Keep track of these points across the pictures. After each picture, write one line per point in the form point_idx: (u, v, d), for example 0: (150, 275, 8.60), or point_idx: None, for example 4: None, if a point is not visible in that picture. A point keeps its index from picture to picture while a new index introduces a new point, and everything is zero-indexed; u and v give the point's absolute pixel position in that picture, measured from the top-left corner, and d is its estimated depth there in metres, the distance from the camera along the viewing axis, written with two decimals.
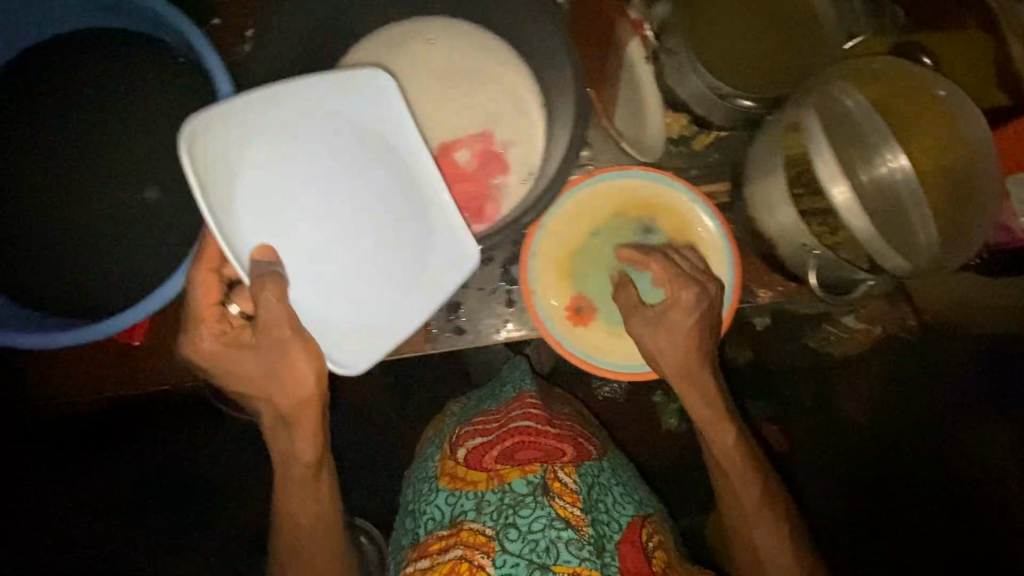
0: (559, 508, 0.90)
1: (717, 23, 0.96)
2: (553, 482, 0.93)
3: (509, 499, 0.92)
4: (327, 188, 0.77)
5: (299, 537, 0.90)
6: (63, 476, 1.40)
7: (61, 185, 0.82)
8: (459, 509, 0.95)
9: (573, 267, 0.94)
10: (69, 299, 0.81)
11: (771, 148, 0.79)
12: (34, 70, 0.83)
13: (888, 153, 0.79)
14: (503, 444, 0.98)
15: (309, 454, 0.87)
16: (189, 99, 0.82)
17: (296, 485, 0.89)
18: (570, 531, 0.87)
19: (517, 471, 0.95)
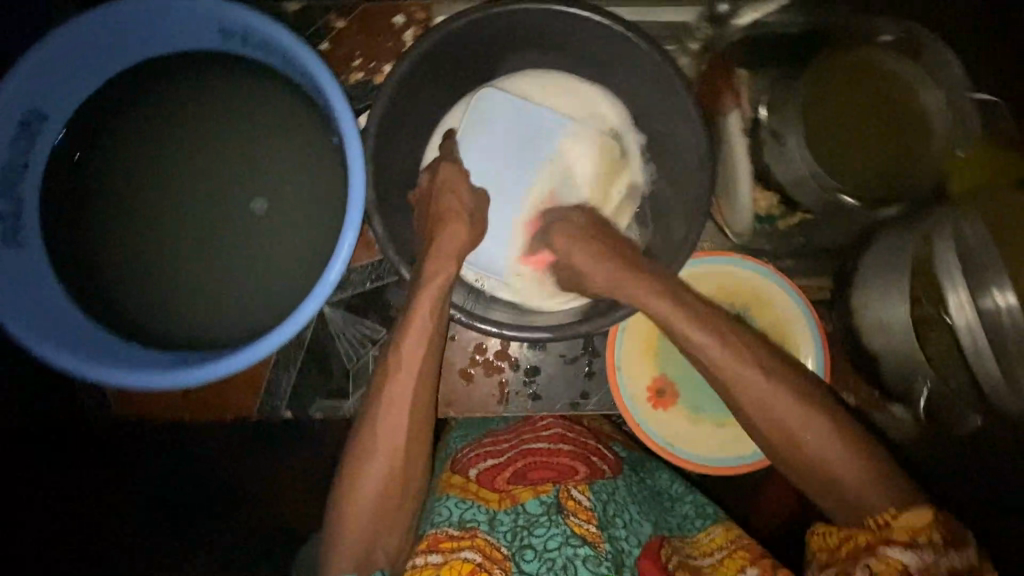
0: (578, 529, 0.71)
1: (834, 115, 0.95)
2: (567, 501, 0.74)
3: (522, 519, 0.72)
4: (530, 151, 0.92)
5: (361, 479, 0.73)
6: (55, 480, 0.86)
7: (171, 197, 0.83)
8: (462, 517, 0.73)
9: (661, 351, 0.92)
10: (156, 315, 0.82)
11: (898, 252, 0.80)
12: (152, 81, 0.82)
13: (999, 289, 0.68)
14: (515, 463, 0.82)
15: (426, 359, 0.77)
16: (310, 132, 0.83)
17: (398, 406, 0.75)
18: (587, 549, 0.69)
19: (531, 490, 0.76)
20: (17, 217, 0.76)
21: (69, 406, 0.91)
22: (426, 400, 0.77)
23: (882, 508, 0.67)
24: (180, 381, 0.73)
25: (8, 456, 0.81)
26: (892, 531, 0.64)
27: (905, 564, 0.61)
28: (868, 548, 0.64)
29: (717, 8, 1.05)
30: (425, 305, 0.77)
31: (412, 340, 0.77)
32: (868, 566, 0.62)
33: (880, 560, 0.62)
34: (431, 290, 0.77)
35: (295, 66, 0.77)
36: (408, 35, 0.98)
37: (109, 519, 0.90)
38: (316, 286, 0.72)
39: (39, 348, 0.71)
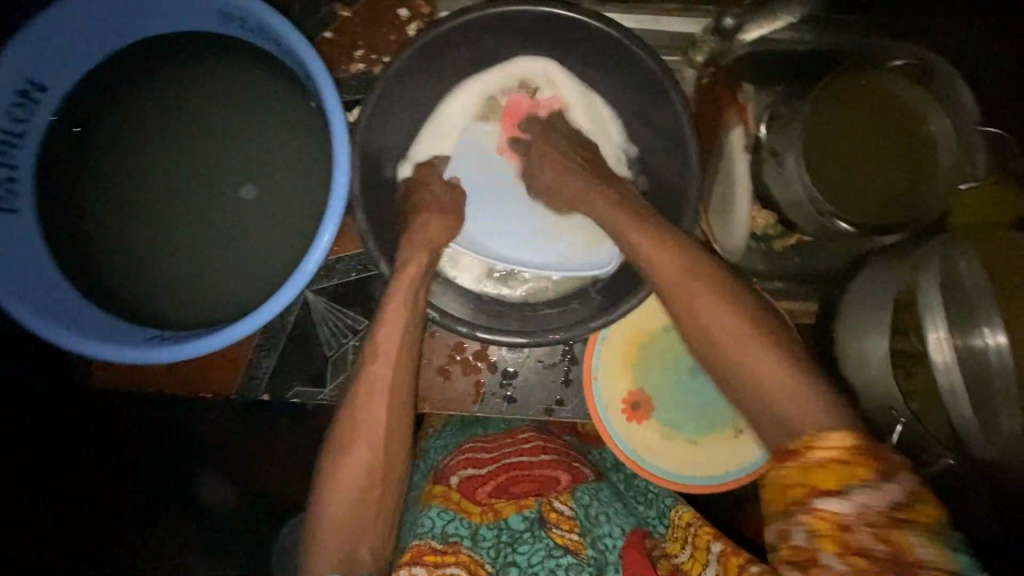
0: (559, 540, 0.77)
1: (836, 137, 0.93)
2: (549, 513, 0.80)
3: (506, 535, 0.77)
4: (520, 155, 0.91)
5: (343, 468, 0.74)
6: (55, 480, 1.00)
7: (164, 176, 0.84)
8: (446, 530, 0.76)
9: (642, 364, 0.92)
10: (140, 291, 0.84)
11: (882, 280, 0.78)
12: (152, 61, 0.83)
13: (986, 329, 0.69)
14: (495, 477, 0.82)
15: (403, 347, 0.77)
16: (303, 120, 0.83)
17: (374, 396, 0.76)
18: (570, 558, 0.75)
19: (514, 505, 0.80)
20: (11, 184, 0.78)
21: (69, 407, 0.98)
22: (404, 389, 0.78)
23: (803, 432, 0.61)
24: (157, 357, 0.74)
25: (9, 455, 0.94)
26: (817, 462, 0.59)
27: (841, 514, 0.57)
28: (799, 501, 0.59)
29: (722, 22, 0.97)
30: (401, 287, 0.76)
31: (385, 332, 0.76)
32: (804, 524, 0.58)
33: (815, 516, 0.57)
34: (408, 277, 0.77)
35: (291, 54, 0.78)
36: (412, 28, 0.97)
37: (109, 519, 1.05)
38: (295, 274, 0.72)
39: (26, 318, 0.72)
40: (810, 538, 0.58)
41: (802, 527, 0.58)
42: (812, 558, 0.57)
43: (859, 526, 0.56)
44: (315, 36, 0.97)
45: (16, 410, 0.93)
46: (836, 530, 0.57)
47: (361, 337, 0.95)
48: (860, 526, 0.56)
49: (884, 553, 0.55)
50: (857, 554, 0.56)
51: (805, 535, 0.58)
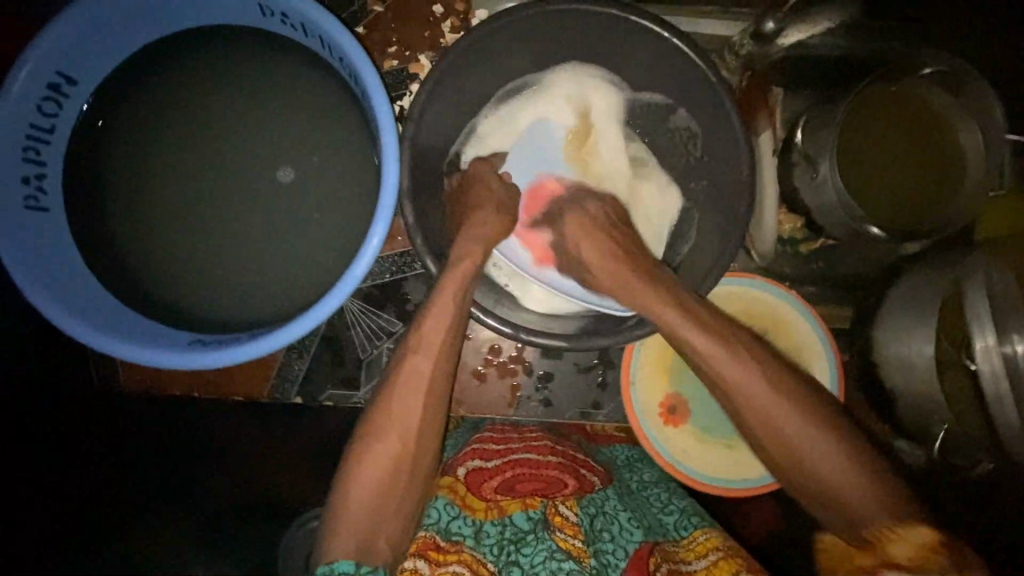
0: (563, 544, 0.78)
1: (866, 144, 0.94)
2: (554, 517, 0.80)
3: (510, 534, 0.79)
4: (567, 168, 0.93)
5: (370, 453, 0.73)
6: (55, 481, 0.90)
7: (197, 175, 0.82)
8: (450, 527, 0.78)
9: (676, 368, 0.92)
10: (172, 292, 0.81)
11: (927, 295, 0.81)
12: (185, 55, 0.80)
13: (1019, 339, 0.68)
14: (502, 472, 0.83)
15: (445, 342, 0.76)
16: (343, 120, 0.82)
17: (413, 388, 0.74)
18: (571, 563, 0.76)
19: (519, 503, 0.81)
20: (39, 181, 0.75)
21: (67, 407, 0.92)
22: (442, 384, 0.76)
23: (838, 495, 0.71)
24: (194, 364, 0.72)
25: (9, 457, 0.86)
26: (876, 535, 0.68)
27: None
28: (867, 568, 0.66)
29: (763, 25, 0.94)
30: (452, 282, 0.76)
31: (430, 323, 0.76)
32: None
33: None
34: (458, 275, 0.77)
35: (333, 52, 0.75)
36: (446, 26, 0.96)
37: (110, 519, 0.96)
38: (341, 281, 0.71)
39: (57, 318, 0.70)
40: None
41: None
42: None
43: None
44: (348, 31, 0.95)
45: (16, 410, 0.86)
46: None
47: (396, 339, 0.94)
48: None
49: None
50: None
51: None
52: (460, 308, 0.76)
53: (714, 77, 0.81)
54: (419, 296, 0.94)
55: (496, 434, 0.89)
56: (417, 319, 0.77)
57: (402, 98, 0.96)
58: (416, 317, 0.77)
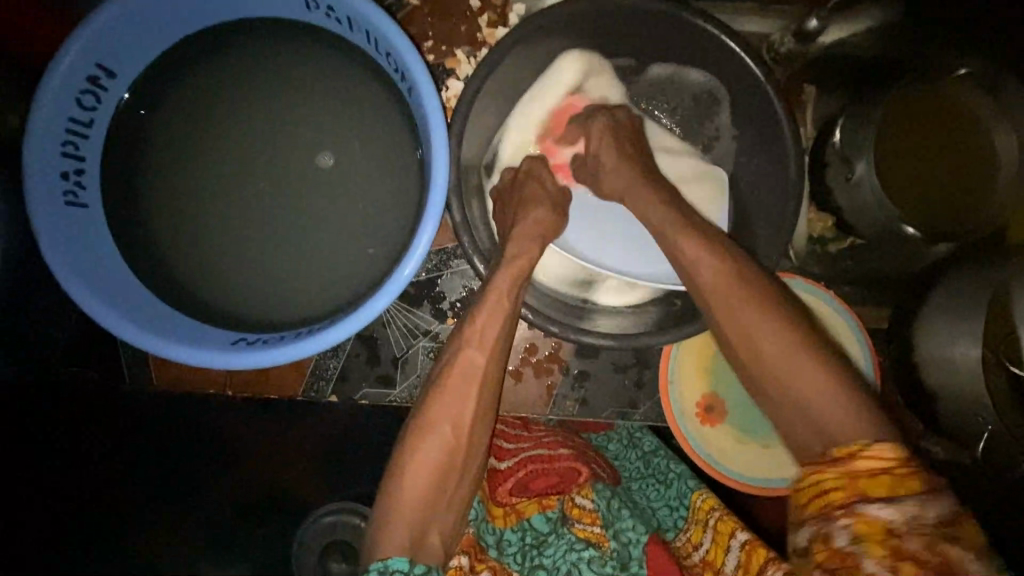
0: (582, 533, 0.81)
1: (905, 139, 0.92)
2: (572, 509, 0.82)
3: (530, 537, 0.81)
4: None
5: (422, 448, 0.72)
6: (55, 480, 0.90)
7: (236, 170, 0.80)
8: (480, 529, 0.81)
9: (713, 366, 0.92)
10: (213, 290, 0.80)
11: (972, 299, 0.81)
12: (225, 48, 0.79)
13: None
14: (515, 474, 0.84)
15: (498, 340, 0.75)
16: (386, 115, 0.80)
17: (466, 383, 0.74)
18: (593, 550, 0.79)
19: (536, 504, 0.82)
20: (78, 176, 0.73)
21: (69, 406, 0.91)
22: (493, 381, 0.75)
23: (850, 439, 0.63)
24: (242, 363, 0.71)
25: (8, 457, 0.84)
26: (864, 471, 0.61)
27: (887, 520, 0.58)
28: (841, 505, 0.61)
29: (806, 23, 0.96)
30: (507, 279, 0.77)
31: (483, 321, 0.75)
32: (848, 527, 0.59)
33: (860, 519, 0.59)
34: (512, 273, 0.77)
35: (380, 46, 0.74)
36: (484, 20, 0.94)
37: (109, 519, 0.95)
38: (389, 279, 0.71)
39: (102, 316, 0.69)
40: (852, 539, 0.59)
41: (844, 531, 0.60)
42: (850, 560, 0.58)
43: (909, 534, 0.58)
44: None
45: (15, 410, 0.84)
46: (884, 535, 0.58)
47: (433, 337, 0.94)
48: (910, 535, 0.58)
49: (933, 564, 0.57)
50: (904, 561, 0.57)
51: (848, 539, 0.59)
52: (508, 308, 0.76)
53: (761, 75, 0.83)
54: (456, 295, 0.94)
55: (511, 432, 0.90)
56: (469, 317, 0.76)
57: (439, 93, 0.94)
58: (464, 318, 0.77)
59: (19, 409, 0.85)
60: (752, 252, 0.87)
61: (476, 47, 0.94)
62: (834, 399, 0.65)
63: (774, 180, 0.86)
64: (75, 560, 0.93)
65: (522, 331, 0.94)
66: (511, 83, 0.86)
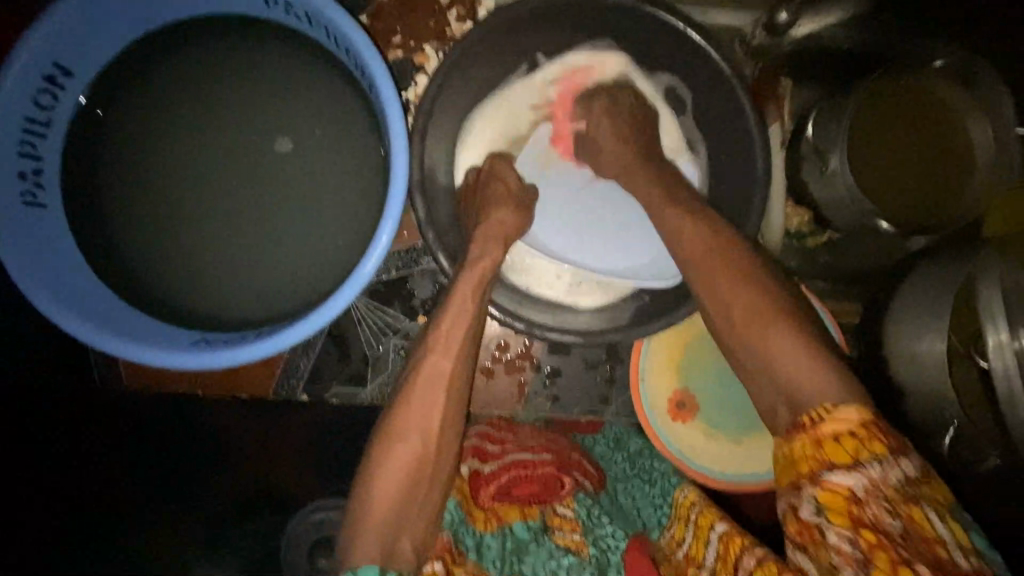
0: (563, 541, 0.78)
1: (879, 131, 0.91)
2: (553, 518, 0.80)
3: (510, 544, 0.77)
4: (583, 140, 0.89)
5: (392, 452, 0.72)
6: (55, 480, 0.87)
7: (200, 168, 0.80)
8: (458, 532, 0.78)
9: (686, 362, 0.93)
10: (177, 291, 0.80)
11: (940, 296, 0.81)
12: (187, 47, 0.78)
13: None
14: (499, 477, 0.82)
15: (464, 341, 0.75)
16: (350, 113, 0.80)
17: (433, 385, 0.73)
18: (572, 557, 0.76)
19: (518, 510, 0.80)
20: (37, 178, 0.73)
21: (69, 406, 0.90)
22: (461, 382, 0.75)
23: (814, 403, 0.61)
24: (208, 366, 0.71)
25: (7, 457, 0.82)
26: (828, 436, 0.59)
27: (850, 487, 0.57)
28: (808, 475, 0.60)
29: (775, 16, 0.94)
30: (471, 277, 0.77)
31: (449, 322, 0.75)
32: (813, 497, 0.59)
33: (823, 489, 0.58)
34: (476, 271, 0.77)
35: (339, 42, 0.73)
36: (452, 15, 0.93)
37: (110, 518, 0.92)
38: (352, 278, 0.71)
39: (63, 321, 0.68)
40: (817, 510, 0.58)
41: (810, 499, 0.59)
42: (815, 531, 0.58)
43: (872, 499, 0.56)
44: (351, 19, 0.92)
45: (15, 410, 0.83)
46: (845, 504, 0.57)
47: (403, 336, 0.94)
48: (872, 500, 0.56)
49: (897, 529, 0.55)
50: (869, 528, 0.56)
51: (813, 510, 0.59)
52: (476, 306, 0.76)
53: (728, 68, 0.83)
54: (426, 292, 0.94)
55: (497, 435, 0.89)
56: (436, 319, 0.76)
57: (407, 89, 0.94)
58: (433, 320, 0.77)
59: (19, 409, 0.83)
60: None
61: (444, 41, 0.94)
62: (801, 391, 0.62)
63: (744, 174, 0.86)
64: (75, 560, 0.89)
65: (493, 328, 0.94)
66: (479, 79, 0.86)
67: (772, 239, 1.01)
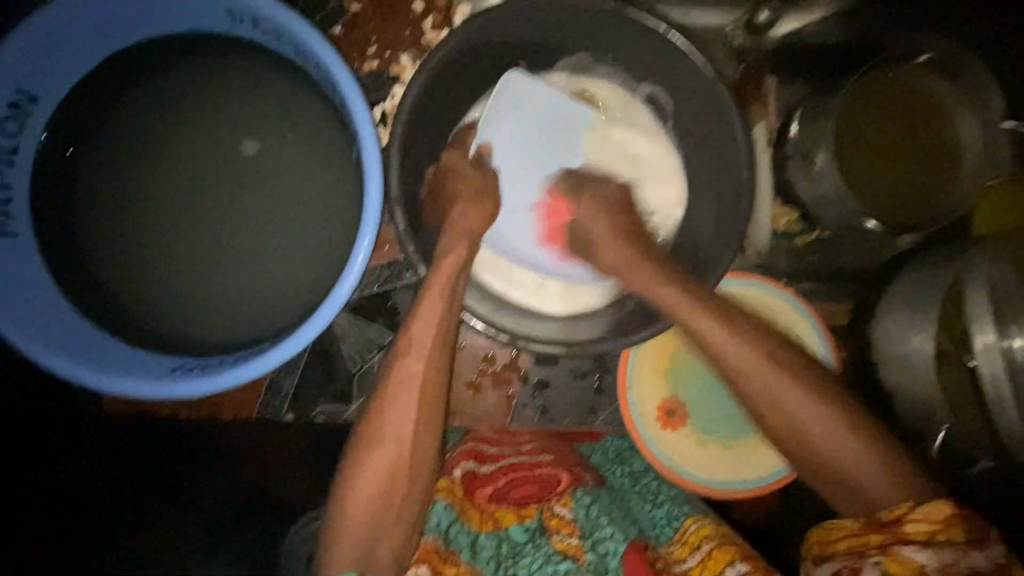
0: (559, 546, 0.74)
1: (866, 126, 0.89)
2: (551, 520, 0.77)
3: (506, 547, 0.75)
4: (556, 156, 0.90)
5: (368, 460, 0.72)
6: (54, 480, 0.89)
7: (174, 187, 0.79)
8: (449, 533, 0.76)
9: (675, 370, 0.93)
10: (155, 314, 0.79)
11: (931, 296, 0.81)
12: (156, 66, 0.77)
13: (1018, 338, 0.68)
14: (495, 480, 0.81)
15: (436, 343, 0.74)
16: (324, 129, 0.79)
17: (405, 392, 0.73)
18: (569, 563, 0.72)
19: (514, 514, 0.78)
20: (6, 205, 0.71)
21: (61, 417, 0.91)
22: (437, 390, 0.75)
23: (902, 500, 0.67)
24: (183, 390, 0.70)
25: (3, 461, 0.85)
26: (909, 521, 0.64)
27: (924, 564, 0.60)
28: (878, 546, 0.63)
29: (756, 16, 0.95)
30: (441, 278, 0.75)
31: (419, 328, 0.74)
32: (879, 564, 0.62)
33: (893, 558, 0.61)
34: (444, 273, 0.76)
35: (309, 59, 0.72)
36: (428, 23, 0.92)
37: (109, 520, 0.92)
38: (325, 298, 0.70)
39: (31, 348, 0.67)
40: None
41: (875, 568, 0.61)
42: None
43: None
44: (325, 31, 0.90)
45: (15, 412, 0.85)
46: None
47: (388, 351, 0.93)
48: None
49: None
50: None
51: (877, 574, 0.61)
52: (447, 316, 0.75)
53: (712, 73, 0.80)
54: (409, 306, 0.93)
55: (491, 439, 0.89)
56: (406, 325, 0.75)
57: (383, 101, 0.92)
58: (408, 330, 0.75)
59: (19, 410, 0.86)
60: (705, 252, 0.86)
61: (421, 51, 0.92)
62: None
63: (728, 177, 0.84)
64: (75, 561, 0.89)
65: (480, 340, 0.94)
66: (455, 89, 0.85)
67: (761, 237, 0.99)
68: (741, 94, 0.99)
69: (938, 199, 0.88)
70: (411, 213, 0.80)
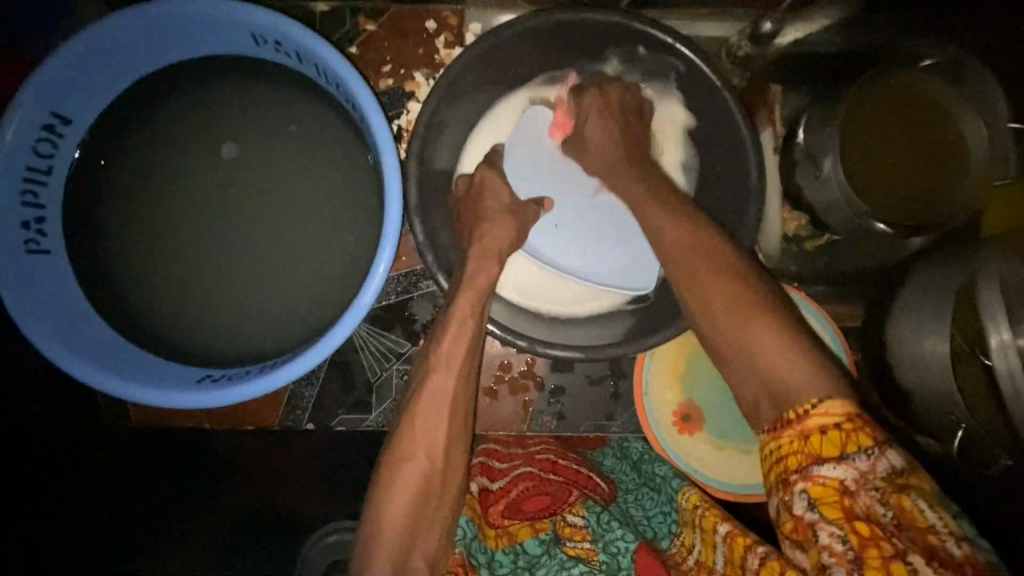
0: (573, 551, 0.76)
1: (872, 131, 0.90)
2: (564, 528, 0.78)
3: (523, 561, 0.76)
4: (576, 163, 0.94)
5: (398, 477, 0.70)
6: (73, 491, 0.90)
7: (198, 204, 0.81)
8: (472, 547, 0.76)
9: (688, 376, 0.93)
10: (181, 328, 0.81)
11: (945, 295, 0.81)
12: (183, 88, 0.80)
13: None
14: (507, 493, 0.81)
15: (465, 360, 0.74)
16: (343, 144, 0.81)
17: (436, 404, 0.73)
18: (582, 568, 0.74)
19: (529, 527, 0.78)
20: (39, 224, 0.74)
21: (83, 428, 0.93)
22: (465, 403, 0.75)
23: (799, 398, 0.61)
24: (208, 405, 0.71)
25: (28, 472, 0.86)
26: (814, 430, 0.59)
27: (841, 480, 0.57)
28: (797, 470, 0.59)
29: (760, 27, 0.93)
30: (471, 287, 0.77)
31: (448, 342, 0.75)
32: (805, 492, 0.58)
33: (813, 482, 0.57)
34: (476, 284, 0.77)
35: (329, 76, 0.75)
36: (440, 40, 0.95)
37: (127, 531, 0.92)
38: (349, 310, 0.71)
39: (63, 363, 0.69)
40: (809, 506, 0.57)
41: (801, 495, 0.58)
42: (809, 529, 0.57)
43: (861, 490, 0.56)
44: (341, 50, 0.94)
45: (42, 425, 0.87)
46: (837, 496, 0.56)
47: (406, 360, 0.95)
48: (863, 491, 0.56)
49: (889, 519, 0.55)
50: (862, 520, 0.55)
51: (805, 505, 0.58)
52: (473, 327, 0.76)
53: (719, 80, 0.82)
54: (426, 315, 0.95)
55: (505, 449, 0.89)
56: (437, 334, 0.76)
57: (399, 116, 0.95)
58: (434, 339, 0.76)
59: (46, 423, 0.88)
60: None
61: (434, 68, 0.95)
62: (783, 388, 0.63)
63: (737, 181, 0.86)
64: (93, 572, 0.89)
65: (496, 347, 0.95)
66: (468, 104, 0.88)
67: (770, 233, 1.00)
68: (747, 102, 1.01)
69: (951, 199, 0.89)
70: (428, 223, 0.82)
